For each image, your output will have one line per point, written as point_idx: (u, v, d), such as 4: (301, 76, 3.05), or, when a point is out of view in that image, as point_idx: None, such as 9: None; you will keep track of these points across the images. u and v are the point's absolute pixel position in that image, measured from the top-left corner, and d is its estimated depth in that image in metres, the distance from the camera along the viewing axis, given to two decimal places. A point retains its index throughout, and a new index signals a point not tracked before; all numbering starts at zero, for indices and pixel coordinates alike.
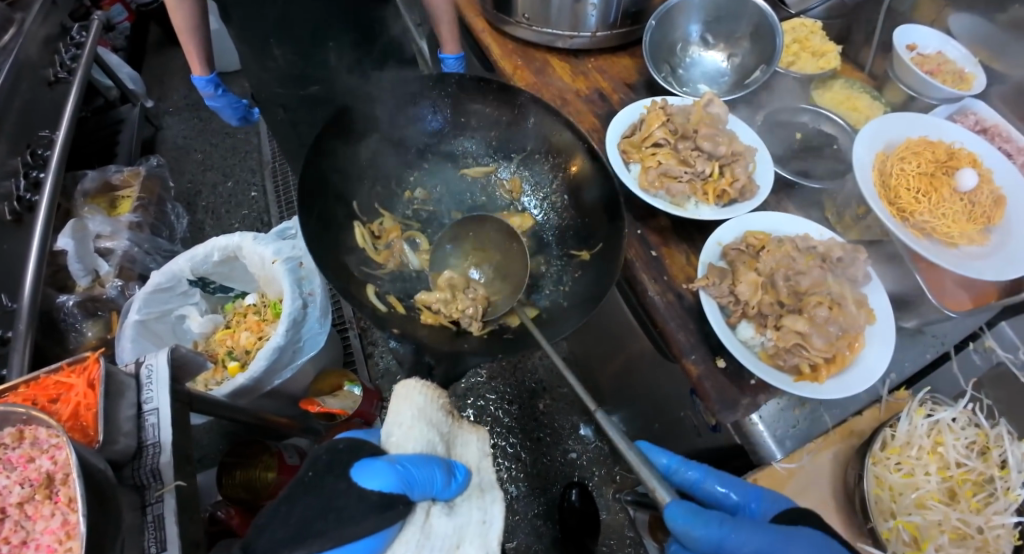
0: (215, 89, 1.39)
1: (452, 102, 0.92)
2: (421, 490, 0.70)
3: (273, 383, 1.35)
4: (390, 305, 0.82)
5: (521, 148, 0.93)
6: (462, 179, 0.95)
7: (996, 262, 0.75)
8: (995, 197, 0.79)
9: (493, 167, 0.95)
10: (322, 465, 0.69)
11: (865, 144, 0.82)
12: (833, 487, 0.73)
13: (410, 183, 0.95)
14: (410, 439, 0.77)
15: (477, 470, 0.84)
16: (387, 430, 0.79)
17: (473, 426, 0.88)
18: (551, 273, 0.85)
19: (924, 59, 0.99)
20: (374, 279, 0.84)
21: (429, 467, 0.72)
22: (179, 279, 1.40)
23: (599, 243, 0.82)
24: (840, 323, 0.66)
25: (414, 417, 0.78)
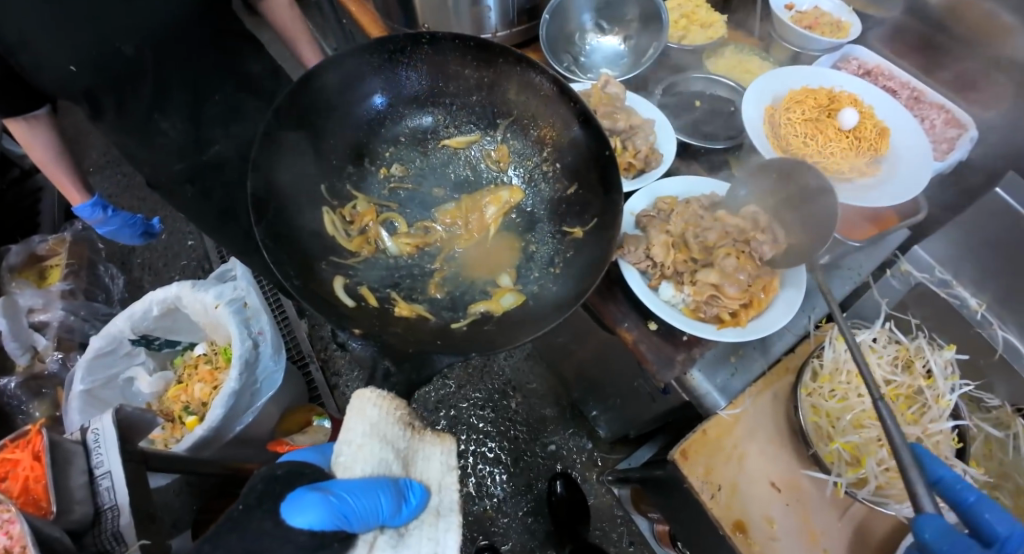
0: (105, 212, 1.30)
1: (429, 65, 0.89)
2: (361, 522, 0.69)
3: (234, 429, 1.32)
4: (361, 298, 0.77)
5: (508, 113, 0.91)
6: (442, 152, 0.93)
7: (888, 188, 0.80)
8: (877, 129, 0.85)
9: (476, 137, 0.93)
10: (255, 498, 0.70)
11: (753, 101, 0.87)
12: (777, 423, 0.77)
13: (386, 160, 0.92)
14: (361, 459, 0.77)
15: (438, 489, 0.82)
16: (337, 450, 0.79)
17: (436, 438, 0.86)
18: (543, 252, 0.84)
19: (803, 16, 1.06)
20: (346, 270, 0.80)
21: (371, 497, 0.71)
22: (121, 340, 1.35)
23: (594, 217, 0.80)
24: (749, 271, 0.70)
25: (366, 436, 0.77)
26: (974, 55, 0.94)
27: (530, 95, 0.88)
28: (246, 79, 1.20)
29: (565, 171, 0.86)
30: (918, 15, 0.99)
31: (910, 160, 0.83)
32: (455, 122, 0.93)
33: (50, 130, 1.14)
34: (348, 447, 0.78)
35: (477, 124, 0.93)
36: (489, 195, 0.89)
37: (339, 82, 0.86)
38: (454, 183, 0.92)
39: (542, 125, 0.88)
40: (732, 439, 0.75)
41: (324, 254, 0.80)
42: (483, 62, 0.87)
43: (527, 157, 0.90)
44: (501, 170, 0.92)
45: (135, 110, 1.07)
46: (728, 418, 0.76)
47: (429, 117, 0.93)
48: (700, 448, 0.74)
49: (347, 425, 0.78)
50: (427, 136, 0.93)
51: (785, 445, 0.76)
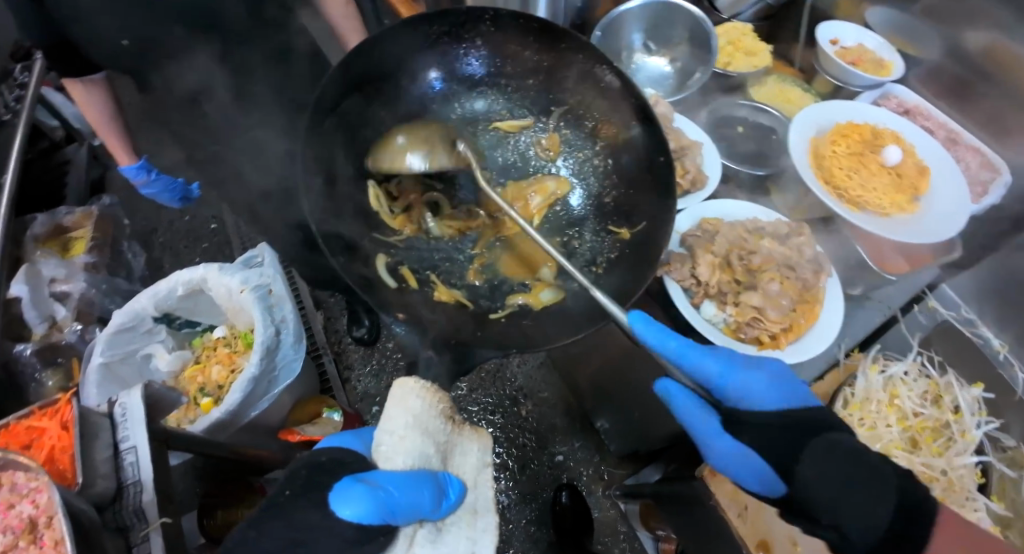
0: (148, 175, 1.29)
1: (489, 41, 0.90)
2: (405, 514, 0.69)
3: (250, 414, 1.33)
4: (402, 279, 0.82)
5: (562, 101, 0.92)
6: (494, 133, 0.95)
7: (925, 225, 0.82)
8: (918, 168, 0.86)
9: (529, 122, 0.94)
10: (300, 484, 0.71)
11: (798, 131, 0.88)
12: None
13: (438, 142, 0.95)
14: (402, 449, 0.75)
15: (473, 486, 0.81)
16: (378, 438, 0.77)
17: (475, 433, 0.84)
18: (586, 246, 0.85)
19: (846, 52, 1.08)
20: (389, 248, 0.85)
21: (414, 486, 0.71)
22: (143, 318, 1.36)
23: (641, 219, 0.81)
24: (792, 296, 0.72)
25: (409, 426, 0.74)
26: (1012, 101, 0.96)
27: (592, 90, 0.88)
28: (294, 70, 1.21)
29: (615, 168, 0.87)
30: (957, 57, 1.02)
31: (946, 200, 0.84)
32: (506, 106, 0.95)
33: (106, 95, 1.16)
34: (388, 435, 0.76)
35: (530, 109, 0.94)
36: (535, 183, 0.92)
37: (400, 49, 0.87)
38: (501, 170, 0.94)
39: (598, 117, 0.89)
40: None
41: (370, 228, 0.85)
42: (544, 47, 0.88)
43: (581, 149, 0.91)
44: (551, 159, 0.93)
45: (180, 89, 1.09)
46: None
47: (485, 98, 0.95)
48: None
49: (388, 415, 0.75)
50: (479, 118, 0.95)
51: None
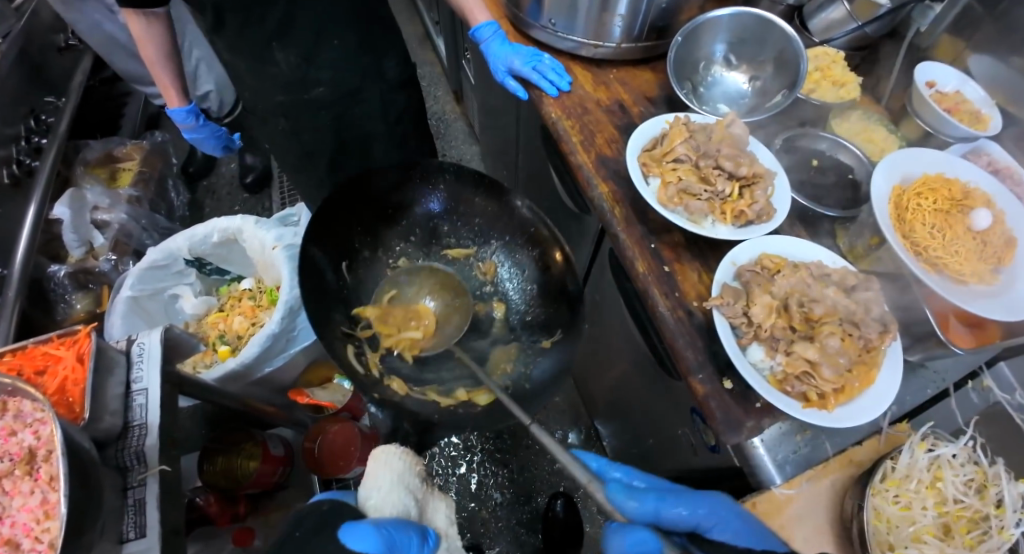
0: (196, 120, 1.32)
1: (443, 175, 0.95)
2: (400, 552, 0.71)
3: (263, 370, 1.33)
4: (367, 366, 0.85)
5: (502, 236, 0.95)
6: (443, 259, 0.99)
7: (1002, 300, 0.74)
8: (1006, 238, 0.79)
9: (474, 251, 0.98)
10: (309, 526, 0.70)
11: (882, 176, 0.82)
12: (828, 514, 0.72)
13: (395, 253, 0.97)
14: (386, 505, 0.79)
15: (445, 534, 0.89)
16: (365, 493, 0.80)
17: (440, 493, 0.93)
18: (523, 353, 0.89)
19: (942, 97, 1.00)
20: (355, 340, 0.88)
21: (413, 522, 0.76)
22: (175, 258, 1.37)
23: (561, 332, 0.87)
24: (850, 355, 0.66)
25: (393, 486, 0.80)
26: None
27: (529, 254, 0.93)
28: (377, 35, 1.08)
29: (547, 294, 0.91)
30: None
31: None
32: (455, 257, 0.98)
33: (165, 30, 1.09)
34: (373, 492, 0.80)
35: (475, 239, 0.98)
36: (479, 306, 0.95)
37: (379, 176, 0.92)
38: (456, 295, 0.97)
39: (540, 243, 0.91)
40: (783, 519, 0.72)
41: (337, 325, 0.87)
42: (494, 192, 0.94)
43: (520, 271, 0.94)
44: (490, 280, 0.96)
45: (254, 35, 1.02)
46: (781, 497, 0.73)
47: (441, 211, 0.97)
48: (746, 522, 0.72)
49: (374, 476, 0.80)
50: (434, 236, 0.98)
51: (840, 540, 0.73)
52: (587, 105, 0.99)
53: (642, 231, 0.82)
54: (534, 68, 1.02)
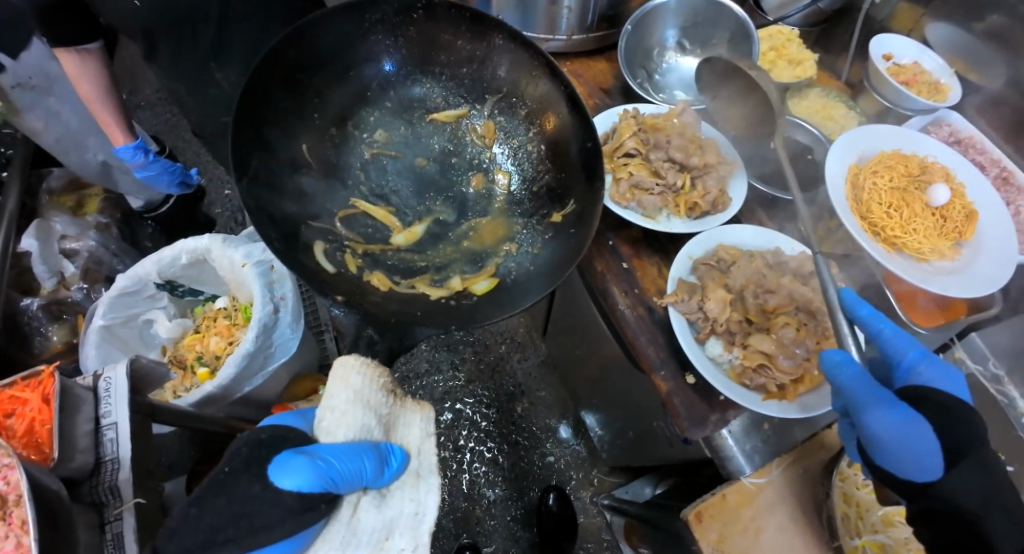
0: (146, 157, 1.25)
1: (421, 31, 0.84)
2: (346, 483, 0.64)
3: (243, 390, 1.30)
4: (341, 265, 0.73)
5: (496, 90, 0.86)
6: (430, 125, 0.88)
7: (966, 277, 0.73)
8: (965, 212, 0.78)
9: (464, 110, 0.88)
10: (240, 462, 0.64)
11: (838, 156, 0.81)
12: (801, 501, 0.73)
13: (369, 125, 0.86)
14: (340, 424, 0.69)
15: (416, 453, 0.74)
16: (319, 414, 0.71)
17: (417, 404, 0.78)
18: (524, 235, 0.80)
19: (899, 69, 0.99)
20: (327, 235, 0.75)
21: (362, 446, 0.67)
22: (146, 283, 1.34)
23: (574, 203, 0.77)
24: (806, 345, 0.66)
25: (348, 402, 0.69)
26: None
27: (525, 77, 0.83)
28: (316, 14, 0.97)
29: (554, 152, 0.82)
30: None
31: (997, 248, 0.75)
32: (440, 129, 0.88)
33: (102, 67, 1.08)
34: (325, 409, 0.70)
35: (465, 97, 0.88)
36: (476, 175, 0.85)
37: (336, 31, 0.80)
38: (444, 184, 0.84)
39: (536, 103, 0.84)
40: (754, 509, 0.72)
41: (303, 215, 0.74)
42: (477, 33, 0.82)
43: (515, 136, 0.86)
44: (487, 146, 0.87)
45: (192, 56, 1.00)
46: (752, 487, 0.73)
47: (419, 88, 0.88)
48: (717, 513, 0.71)
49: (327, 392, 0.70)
50: (414, 105, 0.88)
51: (811, 526, 0.72)
52: None
53: (602, 227, 0.80)
54: None
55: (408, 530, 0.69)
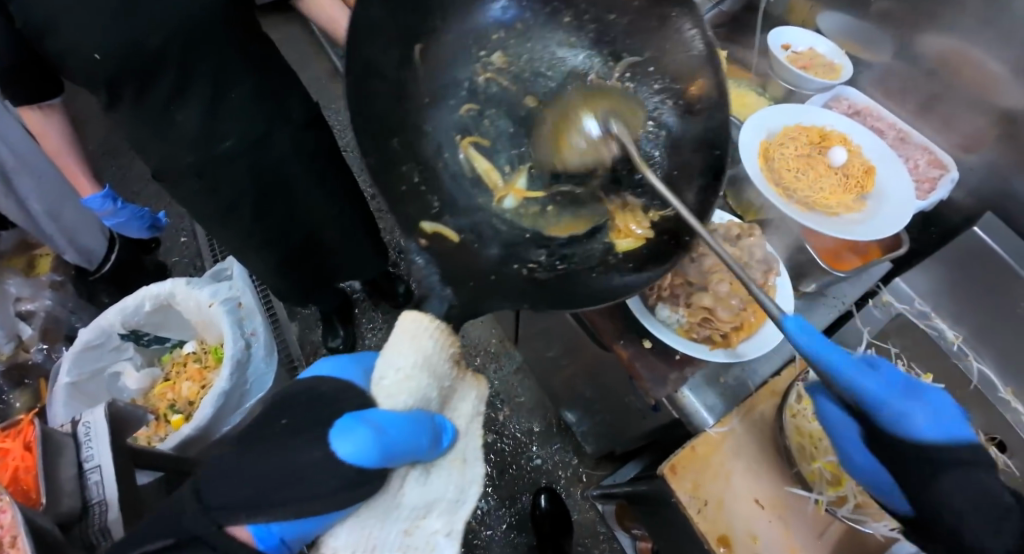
0: (115, 204, 1.28)
1: None
2: (401, 457, 0.63)
3: (222, 430, 1.29)
4: (415, 187, 0.72)
5: (636, 52, 0.74)
6: (551, 52, 0.79)
7: (871, 223, 0.83)
8: (864, 168, 0.88)
9: (585, 64, 0.77)
10: None
11: (750, 134, 0.91)
12: (762, 443, 0.80)
13: (491, 43, 0.79)
14: (398, 384, 0.66)
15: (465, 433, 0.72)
16: (382, 371, 0.67)
17: (476, 379, 0.73)
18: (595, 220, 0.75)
19: (798, 56, 1.12)
20: (414, 156, 0.73)
21: (417, 416, 0.65)
22: (110, 334, 1.34)
23: (673, 211, 0.72)
24: (741, 296, 0.74)
25: (415, 365, 0.63)
26: (962, 101, 1.02)
27: (671, 48, 0.71)
28: (267, 52, 1.03)
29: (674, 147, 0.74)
30: (908, 60, 1.07)
31: (892, 196, 0.86)
32: (545, 70, 0.79)
33: (63, 116, 1.10)
34: (386, 362, 0.66)
35: (599, 52, 0.77)
36: None
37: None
38: None
39: (676, 77, 0.71)
40: (721, 454, 0.79)
41: (395, 131, 0.73)
42: None
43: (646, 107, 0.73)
44: None
45: None
46: (716, 435, 0.80)
47: (580, 49, 0.78)
48: (689, 464, 0.78)
49: (389, 349, 0.64)
50: (555, 56, 0.79)
51: (773, 464, 0.79)
52: None
53: None
54: None
55: (445, 513, 0.69)
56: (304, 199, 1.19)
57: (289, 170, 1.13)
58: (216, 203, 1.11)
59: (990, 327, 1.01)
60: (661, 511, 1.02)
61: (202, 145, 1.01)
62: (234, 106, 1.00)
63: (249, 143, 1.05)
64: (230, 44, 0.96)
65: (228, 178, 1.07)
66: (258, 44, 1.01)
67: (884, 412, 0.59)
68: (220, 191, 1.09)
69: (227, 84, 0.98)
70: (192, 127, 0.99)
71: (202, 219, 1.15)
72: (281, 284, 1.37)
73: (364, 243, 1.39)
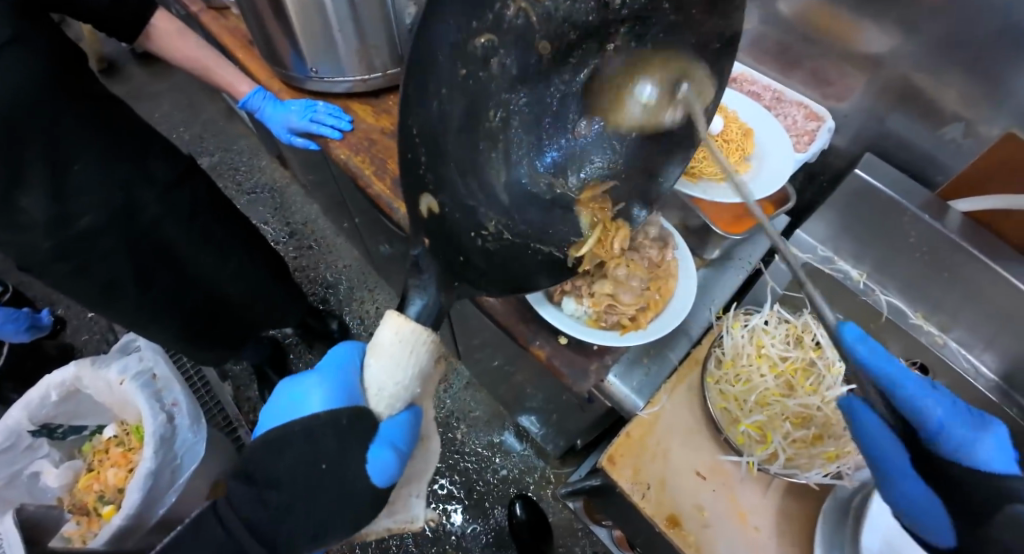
0: None
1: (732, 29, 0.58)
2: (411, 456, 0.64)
3: (159, 512, 1.20)
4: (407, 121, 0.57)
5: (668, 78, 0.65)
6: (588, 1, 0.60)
7: (754, 185, 0.86)
8: (742, 131, 0.91)
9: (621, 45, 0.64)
10: None
11: None
12: (692, 415, 0.81)
13: None
14: (389, 393, 0.60)
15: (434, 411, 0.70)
16: (377, 381, 0.60)
17: None
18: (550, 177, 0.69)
19: None
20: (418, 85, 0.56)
21: (400, 421, 0.63)
22: (20, 434, 1.21)
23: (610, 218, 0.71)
24: (641, 276, 0.74)
25: (411, 380, 0.58)
26: (826, 52, 1.07)
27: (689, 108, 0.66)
28: (108, 111, 0.95)
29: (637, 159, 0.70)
30: (774, 23, 1.11)
31: (772, 154, 0.89)
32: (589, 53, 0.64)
33: None
34: (380, 367, 0.59)
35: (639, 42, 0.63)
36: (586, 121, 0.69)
37: None
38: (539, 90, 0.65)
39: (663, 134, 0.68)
40: (655, 436, 0.79)
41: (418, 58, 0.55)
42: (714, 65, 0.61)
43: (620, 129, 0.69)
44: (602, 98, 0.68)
45: None
46: (648, 417, 0.80)
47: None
48: (625, 451, 0.77)
49: (381, 354, 0.57)
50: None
51: (707, 434, 0.80)
52: (373, 137, 1.04)
53: None
54: (312, 120, 1.04)
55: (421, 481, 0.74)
56: (188, 259, 1.12)
57: (167, 230, 1.07)
58: (91, 285, 1.04)
59: (888, 258, 1.05)
60: (621, 499, 1.02)
61: (61, 224, 0.93)
62: (80, 179, 0.92)
63: (112, 213, 0.98)
64: (66, 111, 0.88)
65: (97, 254, 1.00)
66: (101, 104, 0.94)
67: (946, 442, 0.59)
68: (91, 270, 1.01)
69: (67, 157, 0.90)
70: (39, 210, 0.90)
71: (79, 300, 1.07)
72: (195, 350, 1.31)
73: (270, 290, 1.33)
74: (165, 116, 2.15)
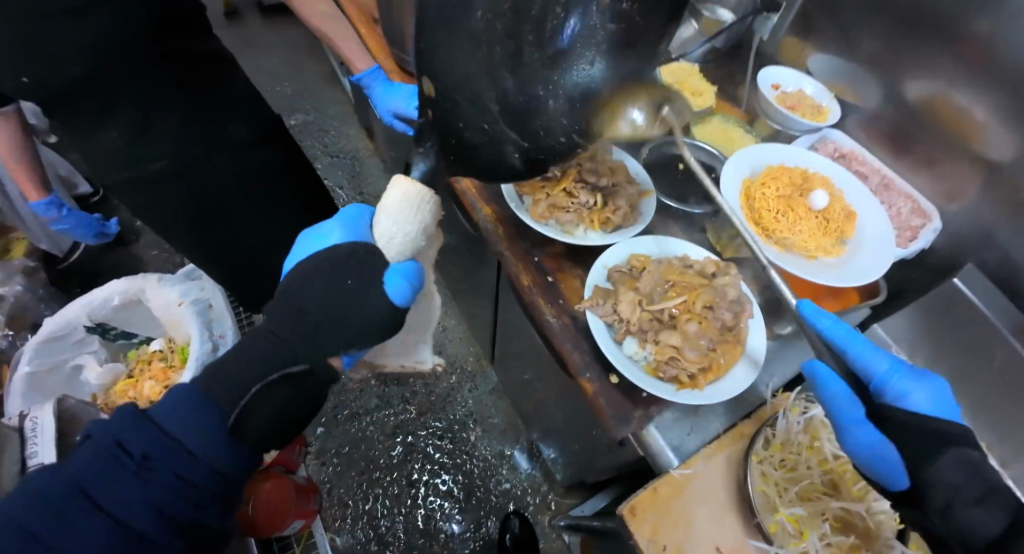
0: (59, 210, 1.34)
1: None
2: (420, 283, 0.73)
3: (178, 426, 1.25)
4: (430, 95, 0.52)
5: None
6: None
7: (848, 269, 0.82)
8: (845, 213, 0.87)
9: None
10: None
11: (733, 173, 0.90)
12: (727, 488, 0.78)
13: None
14: (399, 241, 0.71)
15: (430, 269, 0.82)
16: (386, 228, 0.71)
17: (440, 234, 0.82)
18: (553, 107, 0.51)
19: (786, 96, 1.12)
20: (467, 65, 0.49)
21: (411, 266, 0.72)
22: (75, 327, 1.28)
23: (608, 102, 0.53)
24: (710, 336, 0.74)
25: (417, 231, 0.71)
26: (942, 146, 1.01)
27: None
28: (194, 74, 0.87)
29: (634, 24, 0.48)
30: (894, 105, 1.06)
31: (873, 242, 0.85)
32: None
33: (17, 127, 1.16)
34: (391, 220, 0.70)
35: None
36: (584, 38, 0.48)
37: None
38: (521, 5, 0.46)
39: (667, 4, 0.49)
40: (685, 498, 0.76)
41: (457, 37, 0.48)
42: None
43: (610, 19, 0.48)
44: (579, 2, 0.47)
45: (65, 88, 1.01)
46: (679, 477, 0.77)
47: None
48: (649, 506, 0.75)
49: (393, 208, 0.69)
50: None
51: (738, 512, 0.77)
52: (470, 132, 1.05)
53: (527, 245, 0.86)
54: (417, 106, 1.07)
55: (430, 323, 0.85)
56: (242, 225, 1.08)
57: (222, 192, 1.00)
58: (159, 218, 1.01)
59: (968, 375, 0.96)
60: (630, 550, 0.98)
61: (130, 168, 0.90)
62: (157, 132, 0.87)
63: (182, 167, 0.93)
64: (150, 75, 0.82)
65: (160, 195, 0.96)
66: (193, 70, 0.87)
67: (887, 392, 0.67)
68: (154, 207, 0.99)
69: (149, 111, 0.85)
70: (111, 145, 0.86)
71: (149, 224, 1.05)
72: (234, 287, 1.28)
73: None
74: (273, 66, 2.26)
